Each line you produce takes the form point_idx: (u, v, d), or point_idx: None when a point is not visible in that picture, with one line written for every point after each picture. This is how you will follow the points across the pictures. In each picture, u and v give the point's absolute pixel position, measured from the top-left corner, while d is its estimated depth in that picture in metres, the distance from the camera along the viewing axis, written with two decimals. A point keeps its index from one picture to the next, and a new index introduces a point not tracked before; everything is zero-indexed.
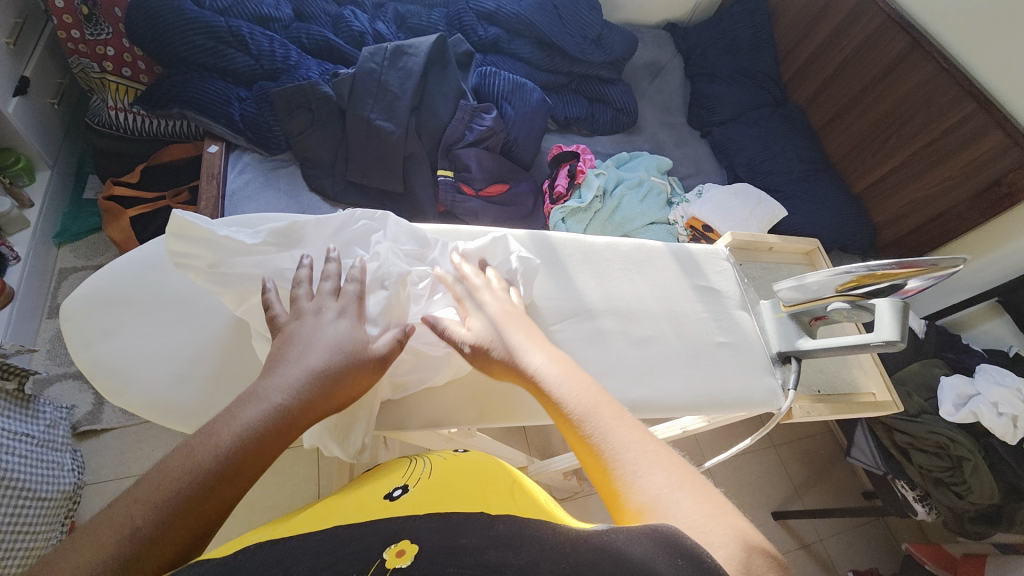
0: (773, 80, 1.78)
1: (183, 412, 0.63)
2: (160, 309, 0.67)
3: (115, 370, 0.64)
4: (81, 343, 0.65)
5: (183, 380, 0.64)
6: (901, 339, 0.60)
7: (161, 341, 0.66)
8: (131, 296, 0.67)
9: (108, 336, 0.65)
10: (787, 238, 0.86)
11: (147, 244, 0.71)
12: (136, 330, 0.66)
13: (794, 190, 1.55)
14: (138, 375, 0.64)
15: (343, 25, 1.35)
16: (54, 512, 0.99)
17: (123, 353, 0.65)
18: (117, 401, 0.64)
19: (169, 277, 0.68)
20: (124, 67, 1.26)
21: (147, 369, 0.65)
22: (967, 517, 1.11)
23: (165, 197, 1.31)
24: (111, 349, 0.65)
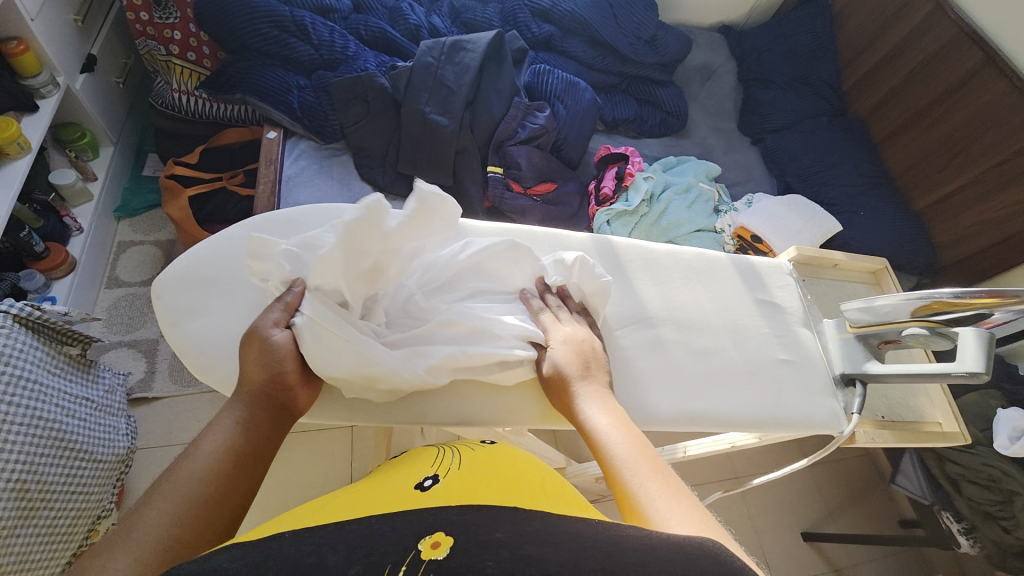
0: (831, 89, 1.71)
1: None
2: (243, 290, 0.69)
3: (201, 349, 0.66)
4: (170, 322, 0.68)
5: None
6: (986, 370, 0.58)
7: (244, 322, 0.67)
8: (216, 279, 0.69)
9: (194, 315, 0.67)
10: (854, 256, 0.83)
11: (229, 230, 0.74)
12: (220, 311, 0.68)
13: (850, 204, 1.49)
14: (223, 355, 0.66)
15: (401, 17, 1.36)
16: (108, 474, 1.01)
17: (210, 333, 0.66)
18: (203, 379, 0.66)
19: None
20: (189, 52, 1.29)
21: (231, 349, 0.66)
22: (1011, 552, 1.06)
23: (222, 178, 1.35)
24: (198, 327, 0.67)
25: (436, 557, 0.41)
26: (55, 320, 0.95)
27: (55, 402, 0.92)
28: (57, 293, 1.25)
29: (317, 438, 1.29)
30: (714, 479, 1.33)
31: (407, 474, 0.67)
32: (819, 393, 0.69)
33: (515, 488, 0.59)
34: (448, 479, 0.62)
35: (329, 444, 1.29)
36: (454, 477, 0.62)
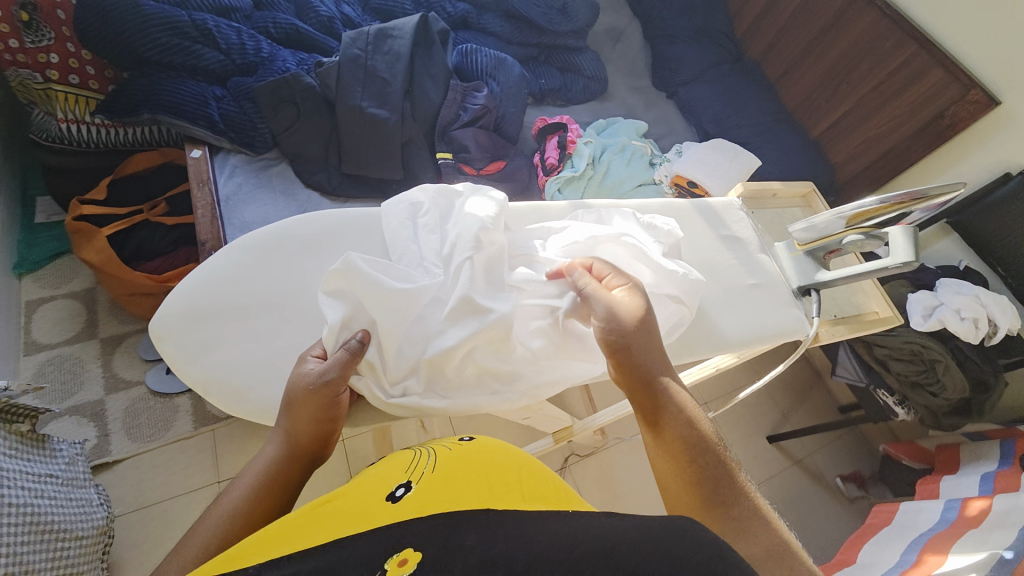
0: (727, 38, 1.86)
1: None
2: (255, 312, 0.67)
3: (225, 381, 0.64)
4: (185, 361, 0.65)
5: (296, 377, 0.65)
6: (915, 258, 0.69)
7: (266, 346, 0.66)
8: (223, 307, 0.67)
9: (209, 349, 0.65)
10: (788, 183, 0.94)
11: (215, 256, 0.70)
12: (237, 339, 0.66)
13: (761, 140, 1.66)
14: (252, 381, 0.64)
15: (309, 11, 1.29)
16: (93, 549, 0.93)
17: (233, 362, 0.65)
18: (235, 411, 0.64)
19: (254, 282, 0.69)
20: (72, 74, 1.14)
21: (258, 374, 0.65)
22: (942, 412, 1.26)
23: (141, 210, 1.23)
24: (218, 360, 0.65)
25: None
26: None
27: (20, 485, 0.82)
28: None
29: None
30: None
31: (383, 477, 0.62)
32: (785, 305, 0.79)
33: (492, 485, 0.57)
34: (422, 485, 0.57)
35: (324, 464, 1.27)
36: (429, 482, 0.57)
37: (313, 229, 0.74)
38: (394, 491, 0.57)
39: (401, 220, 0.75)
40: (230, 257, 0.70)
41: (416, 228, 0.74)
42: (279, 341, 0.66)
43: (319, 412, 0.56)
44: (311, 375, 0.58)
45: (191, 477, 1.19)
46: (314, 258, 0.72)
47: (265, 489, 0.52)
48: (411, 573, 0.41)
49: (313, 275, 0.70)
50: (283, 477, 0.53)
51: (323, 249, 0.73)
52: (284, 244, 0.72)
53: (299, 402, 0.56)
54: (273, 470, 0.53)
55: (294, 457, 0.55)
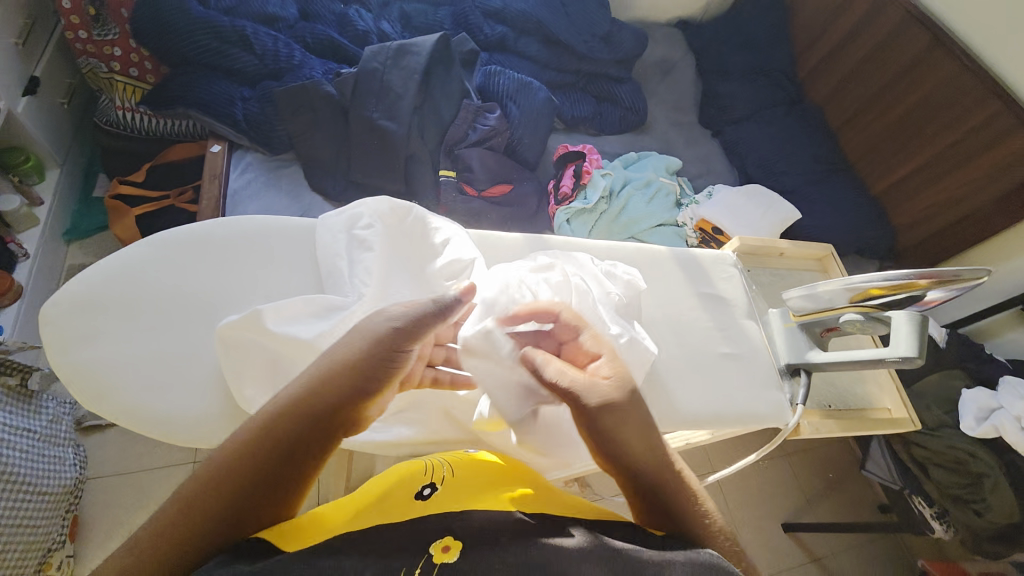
0: (787, 77, 1.72)
1: (185, 423, 0.60)
2: (149, 310, 0.63)
3: (95, 379, 0.59)
4: (58, 350, 0.60)
5: (179, 386, 0.61)
6: (919, 356, 0.57)
7: (155, 347, 0.62)
8: (114, 302, 0.62)
9: (87, 343, 0.60)
10: (799, 243, 0.83)
11: (122, 249, 0.66)
12: (119, 336, 0.61)
13: (808, 191, 1.50)
14: (124, 385, 0.60)
15: (348, 24, 1.34)
16: (55, 506, 0.98)
17: (108, 361, 0.60)
18: (99, 410, 0.60)
19: (154, 280, 0.64)
20: (132, 68, 1.27)
21: (133, 379, 0.60)
22: (985, 536, 1.04)
23: (169, 196, 1.30)
24: (94, 355, 0.60)
25: (447, 561, 0.46)
26: None
27: None
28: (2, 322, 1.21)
29: None
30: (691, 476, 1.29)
31: (395, 477, 0.62)
32: (765, 386, 0.68)
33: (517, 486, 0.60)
34: (448, 487, 0.58)
35: None
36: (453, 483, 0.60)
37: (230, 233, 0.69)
38: (420, 489, 0.59)
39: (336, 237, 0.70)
40: (134, 251, 0.65)
41: (349, 246, 0.70)
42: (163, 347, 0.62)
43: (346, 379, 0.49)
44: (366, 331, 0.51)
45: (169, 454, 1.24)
46: (228, 264, 0.68)
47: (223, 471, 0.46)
48: (453, 561, 0.46)
49: (224, 282, 0.67)
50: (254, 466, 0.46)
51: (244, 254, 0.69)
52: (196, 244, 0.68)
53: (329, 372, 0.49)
54: (242, 447, 0.46)
55: (268, 441, 0.46)
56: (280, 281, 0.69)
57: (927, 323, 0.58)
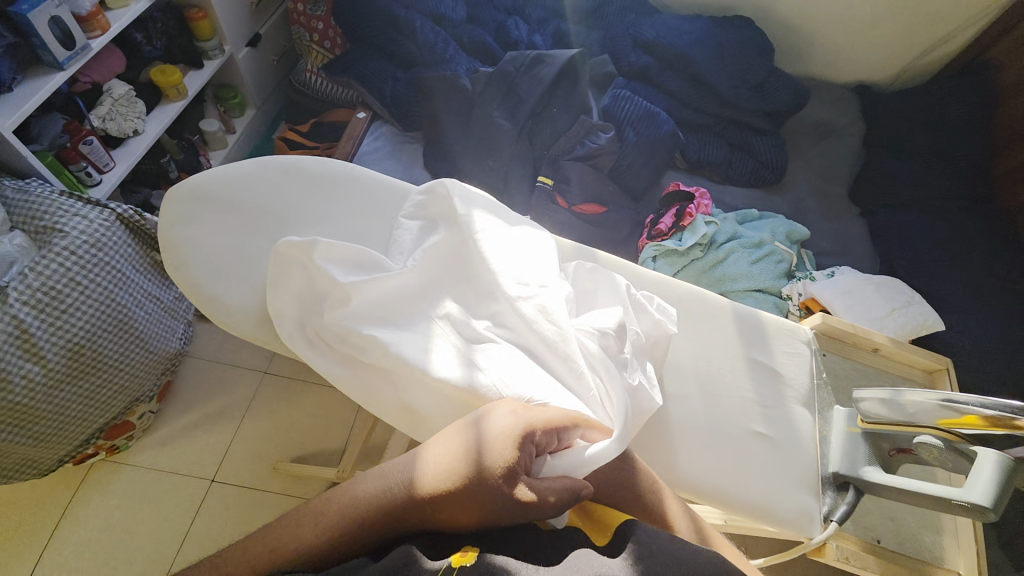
0: (978, 169, 1.44)
1: (230, 311, 0.68)
2: (237, 212, 0.72)
3: (178, 252, 0.69)
4: (167, 224, 0.72)
5: (237, 280, 0.69)
6: (992, 509, 0.48)
7: (235, 243, 0.71)
8: (217, 197, 0.73)
9: (186, 223, 0.71)
10: (902, 344, 0.70)
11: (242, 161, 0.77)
12: (210, 225, 0.71)
13: (965, 304, 1.23)
14: (198, 263, 0.69)
15: (503, 33, 1.46)
16: (155, 365, 1.19)
17: (195, 242, 0.70)
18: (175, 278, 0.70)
19: (252, 190, 0.74)
20: (325, 40, 1.54)
21: (207, 262, 0.69)
22: None
23: (319, 148, 1.53)
24: (189, 234, 0.71)
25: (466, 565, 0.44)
26: (149, 228, 1.12)
27: (132, 293, 1.08)
28: None
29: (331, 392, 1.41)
30: None
31: None
32: (795, 486, 0.59)
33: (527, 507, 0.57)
34: None
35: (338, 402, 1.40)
36: None
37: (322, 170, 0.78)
38: None
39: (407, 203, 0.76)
40: (246, 163, 0.75)
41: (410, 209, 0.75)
42: (236, 244, 0.71)
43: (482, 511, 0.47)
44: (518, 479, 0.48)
45: (250, 358, 1.45)
46: (313, 195, 0.76)
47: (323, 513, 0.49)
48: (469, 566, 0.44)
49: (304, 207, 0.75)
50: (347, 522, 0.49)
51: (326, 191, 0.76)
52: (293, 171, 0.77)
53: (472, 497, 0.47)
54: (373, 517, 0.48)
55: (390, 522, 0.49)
56: (346, 220, 0.75)
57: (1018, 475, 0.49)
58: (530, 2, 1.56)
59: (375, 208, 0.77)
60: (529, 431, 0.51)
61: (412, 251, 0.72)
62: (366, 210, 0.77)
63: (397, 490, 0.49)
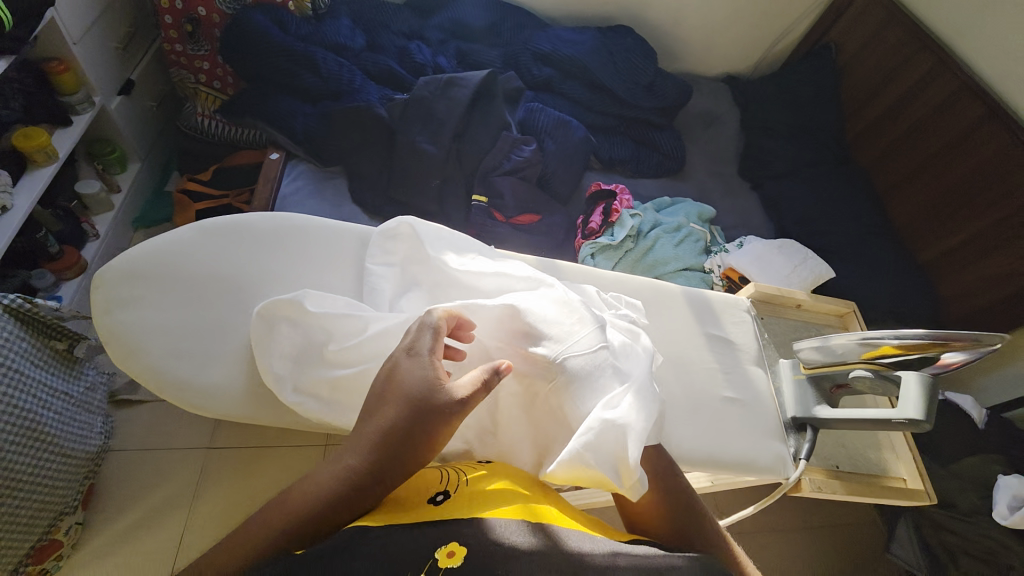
0: (833, 138, 1.71)
1: (206, 393, 0.63)
2: (184, 285, 0.66)
3: (125, 342, 0.63)
4: (102, 309, 0.64)
5: (205, 358, 0.65)
6: (926, 418, 0.57)
7: (194, 319, 0.65)
8: (158, 272, 0.66)
9: (126, 305, 0.64)
10: (818, 297, 0.82)
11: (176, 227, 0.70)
12: (157, 305, 0.65)
13: (847, 252, 1.46)
14: (151, 348, 0.63)
15: (407, 58, 1.47)
16: (76, 470, 1.07)
17: (143, 325, 0.64)
18: (125, 368, 0.63)
19: (197, 257, 0.68)
20: (215, 81, 1.44)
21: (164, 345, 0.64)
22: None
23: (228, 196, 1.42)
24: (132, 317, 0.64)
25: (451, 565, 0.48)
26: (46, 315, 0.99)
27: (35, 394, 0.97)
28: (64, 293, 1.33)
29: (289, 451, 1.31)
30: None
31: (411, 483, 0.62)
32: (766, 436, 0.67)
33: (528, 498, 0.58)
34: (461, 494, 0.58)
35: (299, 460, 1.31)
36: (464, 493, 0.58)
37: (271, 225, 0.73)
38: (433, 495, 0.58)
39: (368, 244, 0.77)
40: (184, 231, 0.69)
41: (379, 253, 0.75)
42: (193, 320, 0.65)
43: (420, 440, 0.54)
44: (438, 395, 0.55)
45: (189, 436, 1.31)
46: (269, 253, 0.72)
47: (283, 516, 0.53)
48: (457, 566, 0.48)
49: (267, 268, 0.71)
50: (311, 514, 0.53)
51: (277, 245, 0.73)
52: (239, 231, 0.71)
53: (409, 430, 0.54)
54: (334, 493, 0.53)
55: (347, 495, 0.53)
56: (317, 274, 0.73)
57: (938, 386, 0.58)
58: (428, 26, 1.58)
59: (344, 258, 0.75)
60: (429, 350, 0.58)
61: (392, 294, 0.72)
62: (325, 257, 0.75)
63: (352, 459, 0.55)
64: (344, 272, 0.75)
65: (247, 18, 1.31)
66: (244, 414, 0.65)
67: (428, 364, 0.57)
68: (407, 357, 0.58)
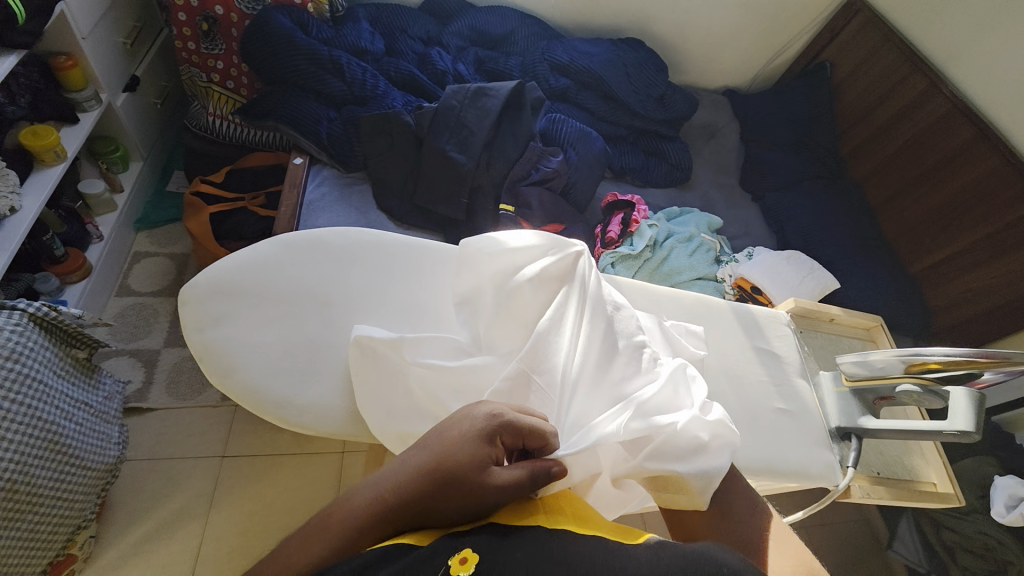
0: (830, 154, 1.79)
1: (305, 409, 0.66)
2: (276, 301, 0.70)
3: (222, 358, 0.65)
4: (194, 327, 0.67)
5: (300, 374, 0.67)
6: (976, 431, 0.64)
7: (285, 335, 0.69)
8: (247, 290, 0.70)
9: (221, 322, 0.67)
10: (851, 312, 0.88)
11: (257, 244, 0.74)
12: (247, 321, 0.68)
13: (847, 263, 1.54)
14: (245, 363, 0.66)
15: (428, 64, 1.47)
16: (94, 483, 1.03)
17: (234, 342, 0.66)
18: (219, 386, 0.65)
19: (281, 274, 0.72)
20: (229, 80, 1.40)
21: (257, 360, 0.66)
22: None
23: (244, 199, 1.39)
24: (224, 333, 0.67)
25: (462, 574, 0.45)
26: (68, 322, 0.97)
27: (56, 405, 0.94)
28: (69, 296, 1.27)
29: (309, 459, 1.30)
30: None
31: None
32: (815, 446, 0.72)
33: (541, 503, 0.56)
34: None
35: (319, 469, 1.29)
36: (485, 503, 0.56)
37: (346, 241, 0.77)
38: None
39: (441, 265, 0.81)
40: (268, 248, 0.73)
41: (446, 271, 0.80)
42: (287, 337, 0.69)
43: (457, 504, 0.52)
44: (494, 477, 0.52)
45: (202, 445, 1.28)
46: (349, 269, 0.76)
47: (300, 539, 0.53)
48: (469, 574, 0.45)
49: (350, 287, 0.75)
50: (321, 544, 0.52)
51: (359, 262, 0.77)
52: (317, 249, 0.76)
53: (449, 492, 0.52)
54: (361, 520, 0.52)
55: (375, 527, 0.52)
56: (391, 289, 0.77)
57: (983, 401, 0.65)
58: (446, 32, 1.59)
59: (415, 275, 0.79)
60: (502, 433, 0.57)
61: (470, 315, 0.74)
62: (404, 274, 0.79)
63: (388, 492, 0.53)
64: (422, 292, 0.78)
65: (270, 18, 1.28)
66: (341, 433, 0.67)
67: (484, 442, 0.55)
68: (490, 426, 0.56)
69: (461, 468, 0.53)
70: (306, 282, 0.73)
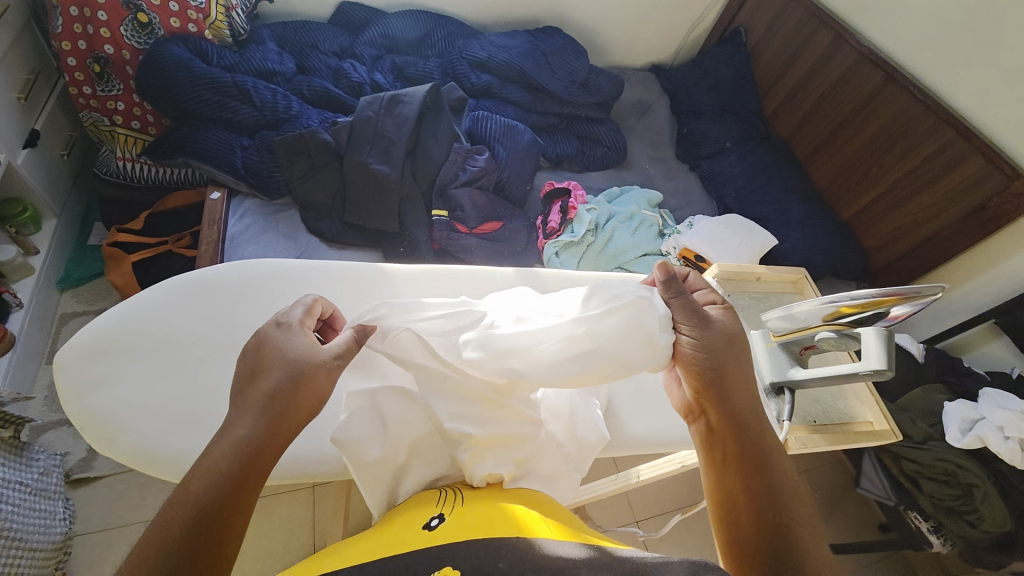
0: (756, 115, 1.84)
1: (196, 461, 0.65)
2: (158, 352, 0.69)
3: (103, 423, 0.65)
4: (73, 395, 0.66)
5: (191, 428, 0.66)
6: (888, 367, 0.66)
7: (166, 384, 0.68)
8: (125, 346, 0.69)
9: (100, 385, 0.67)
10: (774, 269, 0.94)
11: (141, 294, 0.74)
12: (127, 377, 0.68)
13: (785, 219, 1.57)
14: (129, 425, 0.65)
15: (343, 77, 1.43)
16: (43, 564, 0.97)
17: (117, 403, 0.66)
18: (106, 452, 0.65)
19: (162, 322, 0.71)
20: (134, 121, 1.33)
21: (140, 418, 0.66)
22: (982, 547, 1.15)
23: (167, 242, 1.33)
24: (105, 395, 0.67)
25: None
26: None
27: None
28: None
29: (276, 499, 1.26)
30: (659, 512, 1.38)
31: (412, 513, 0.60)
32: None
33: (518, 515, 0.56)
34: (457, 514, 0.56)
35: (290, 504, 1.27)
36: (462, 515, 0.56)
37: (238, 276, 0.76)
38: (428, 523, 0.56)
39: (359, 283, 0.81)
40: (149, 297, 0.73)
41: (358, 291, 0.80)
42: (172, 387, 0.68)
43: (311, 394, 0.54)
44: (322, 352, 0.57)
45: (161, 503, 1.22)
46: (243, 304, 0.75)
47: (161, 523, 0.45)
48: None
49: (241, 320, 0.73)
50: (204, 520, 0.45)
51: (254, 293, 0.76)
52: (202, 289, 0.74)
53: (306, 388, 0.54)
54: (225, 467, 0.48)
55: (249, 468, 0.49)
56: None
57: (893, 339, 0.67)
58: (358, 43, 1.55)
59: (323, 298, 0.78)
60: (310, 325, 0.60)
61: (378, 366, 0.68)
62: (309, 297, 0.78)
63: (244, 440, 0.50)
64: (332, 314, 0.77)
65: (164, 51, 1.23)
66: None
67: (299, 333, 0.58)
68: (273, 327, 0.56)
69: (294, 366, 0.54)
70: (186, 323, 0.72)
